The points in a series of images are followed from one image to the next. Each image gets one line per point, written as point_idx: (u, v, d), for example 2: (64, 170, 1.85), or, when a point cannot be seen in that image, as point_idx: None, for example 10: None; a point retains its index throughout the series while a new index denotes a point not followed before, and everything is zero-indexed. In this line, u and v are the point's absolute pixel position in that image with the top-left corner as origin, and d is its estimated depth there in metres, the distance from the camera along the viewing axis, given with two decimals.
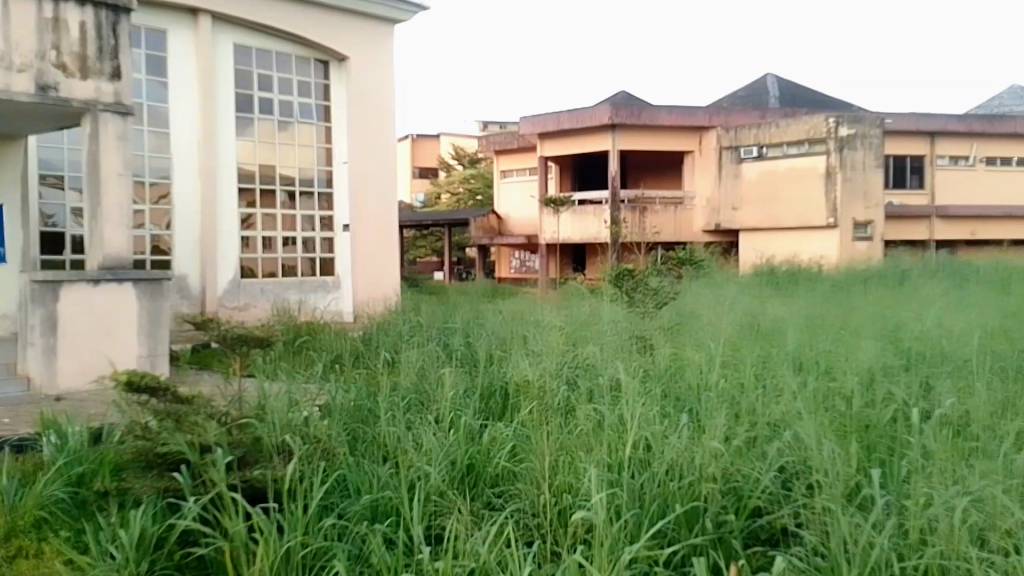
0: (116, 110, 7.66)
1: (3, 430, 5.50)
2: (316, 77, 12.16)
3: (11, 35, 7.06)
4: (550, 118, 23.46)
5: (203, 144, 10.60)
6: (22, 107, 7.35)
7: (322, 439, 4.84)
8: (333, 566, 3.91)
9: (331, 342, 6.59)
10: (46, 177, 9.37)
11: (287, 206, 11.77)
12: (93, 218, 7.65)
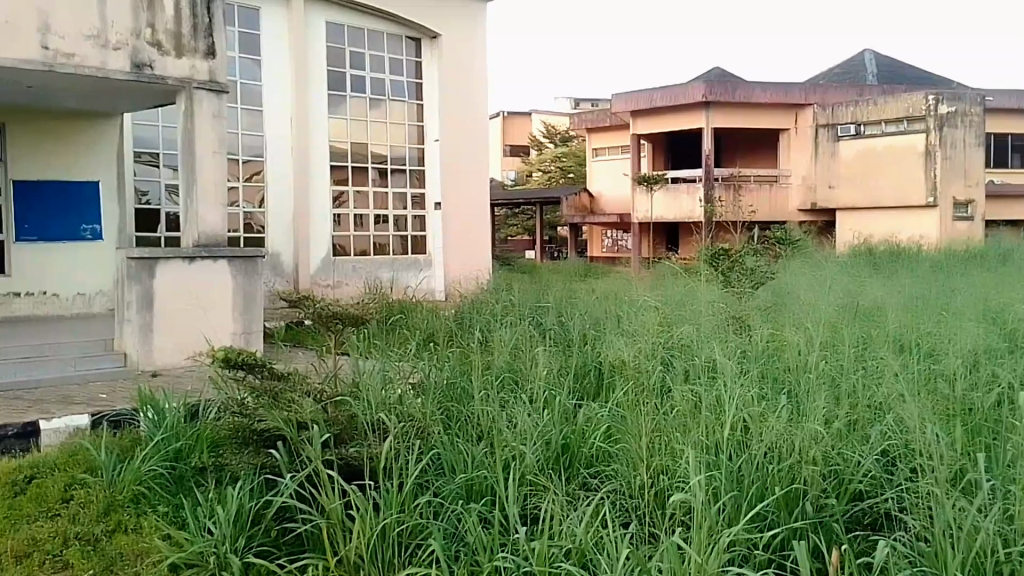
0: (211, 88, 7.78)
1: (103, 405, 5.64)
2: (406, 55, 13.10)
3: (107, 13, 7.18)
4: (642, 96, 23.35)
5: (297, 122, 11.52)
6: (121, 85, 7.53)
7: (417, 417, 4.69)
8: (430, 543, 3.77)
9: (425, 321, 6.54)
10: (141, 154, 9.99)
11: (379, 183, 12.70)
12: (189, 196, 7.70)
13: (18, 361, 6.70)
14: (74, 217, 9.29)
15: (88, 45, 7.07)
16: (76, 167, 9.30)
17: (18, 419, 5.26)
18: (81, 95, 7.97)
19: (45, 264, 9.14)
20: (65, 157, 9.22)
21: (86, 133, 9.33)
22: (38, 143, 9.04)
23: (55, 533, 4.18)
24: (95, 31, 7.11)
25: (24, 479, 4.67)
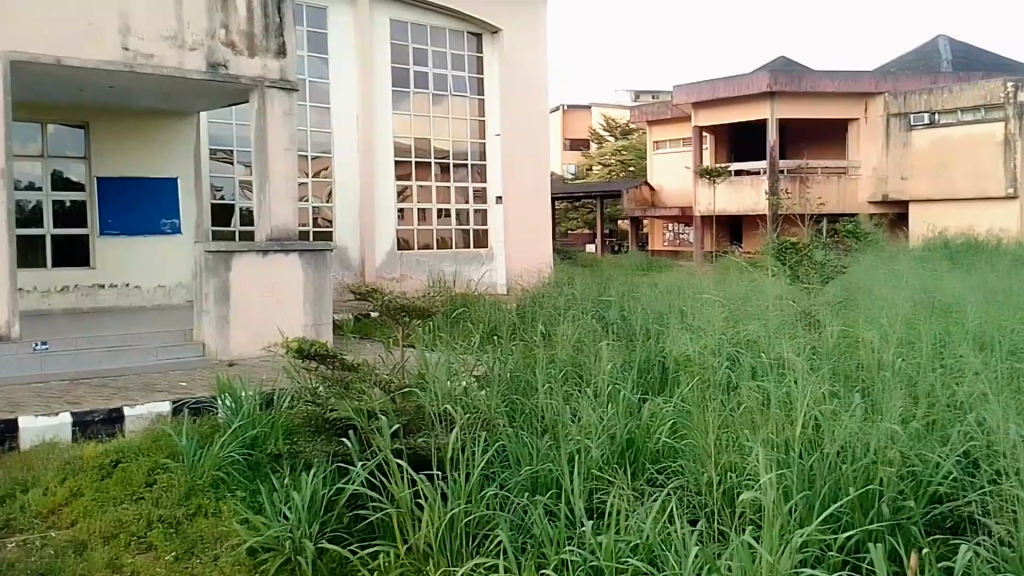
0: (282, 86, 8.01)
1: (184, 393, 5.92)
2: (469, 50, 13.27)
3: (183, 15, 7.48)
4: (704, 87, 23.02)
5: (362, 117, 11.79)
6: (196, 85, 7.84)
7: (482, 409, 4.73)
8: (496, 534, 3.80)
9: (489, 313, 6.64)
10: (216, 152, 10.66)
11: (441, 179, 12.84)
12: (263, 191, 7.95)
13: (102, 349, 7.03)
14: (154, 213, 9.65)
15: (167, 46, 7.39)
16: (154, 165, 9.67)
17: (104, 405, 5.58)
18: (157, 94, 8.30)
19: (126, 257, 9.55)
20: (144, 156, 9.59)
21: (163, 133, 9.68)
22: (118, 142, 9.41)
23: (140, 515, 4.38)
24: (172, 32, 7.42)
25: (110, 462, 4.92)
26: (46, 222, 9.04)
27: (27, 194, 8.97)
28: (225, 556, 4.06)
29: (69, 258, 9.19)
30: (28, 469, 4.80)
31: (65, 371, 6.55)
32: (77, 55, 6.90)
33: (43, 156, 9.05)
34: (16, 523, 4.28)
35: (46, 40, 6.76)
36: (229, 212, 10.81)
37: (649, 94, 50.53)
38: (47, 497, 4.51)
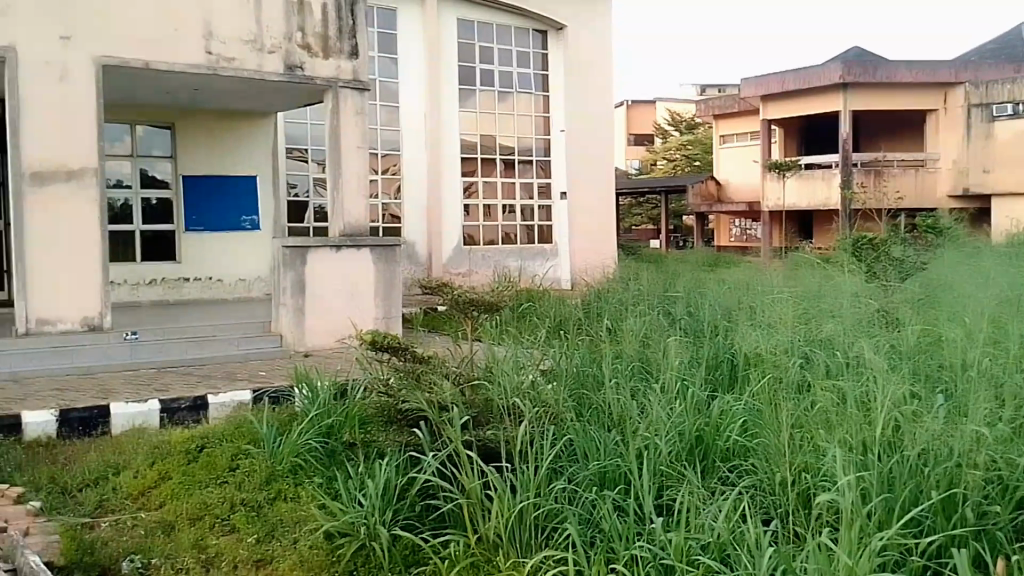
0: (355, 86, 8.20)
1: (263, 383, 6.17)
2: (534, 47, 13.55)
3: (262, 19, 7.76)
4: (773, 79, 22.66)
5: (430, 114, 12.27)
6: (274, 86, 8.14)
7: (550, 403, 4.74)
8: (566, 528, 3.83)
9: (555, 308, 6.70)
10: (292, 151, 11.11)
11: (506, 175, 13.23)
12: (336, 188, 8.13)
13: (186, 341, 7.24)
14: (235, 209, 10.15)
15: (247, 49, 7.70)
16: (235, 164, 10.13)
17: (189, 393, 5.86)
18: (237, 95, 8.61)
19: (206, 253, 10.05)
20: (224, 155, 10.04)
21: (241, 133, 10.12)
22: (200, 143, 9.89)
23: (223, 499, 4.58)
24: (252, 36, 7.72)
25: (195, 447, 5.14)
26: (136, 218, 9.62)
27: (120, 192, 9.54)
28: (304, 540, 4.21)
29: (157, 253, 9.79)
30: (122, 452, 5.09)
31: (152, 359, 6.90)
32: (164, 59, 7.28)
33: (132, 155, 9.60)
34: (110, 504, 4.55)
35: (135, 45, 7.15)
36: (301, 210, 11.17)
37: (715, 90, 49.76)
38: (137, 480, 4.76)
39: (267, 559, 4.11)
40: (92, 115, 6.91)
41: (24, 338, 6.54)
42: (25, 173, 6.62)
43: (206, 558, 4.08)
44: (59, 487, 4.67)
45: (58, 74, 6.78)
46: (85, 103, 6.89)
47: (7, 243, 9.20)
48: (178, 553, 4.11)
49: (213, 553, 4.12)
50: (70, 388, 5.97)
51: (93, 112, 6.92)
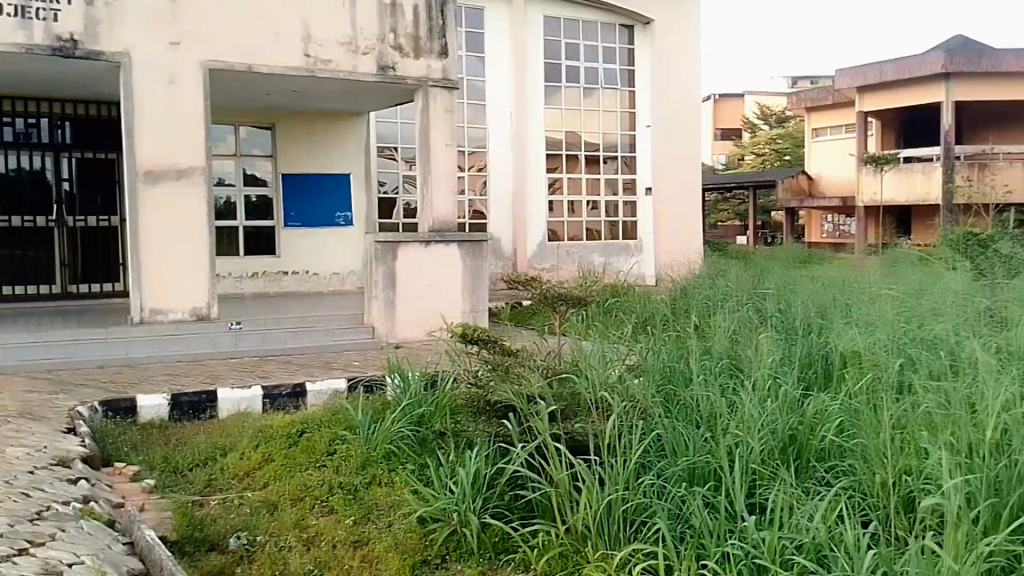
0: (445, 85, 8.38)
1: (358, 372, 6.41)
2: (621, 43, 13.60)
3: (357, 22, 8.01)
4: (869, 71, 21.92)
5: (516, 111, 12.48)
6: (368, 86, 8.40)
7: (638, 398, 4.74)
8: (655, 523, 3.82)
9: (644, 304, 6.70)
10: (384, 149, 11.50)
11: (590, 171, 13.31)
12: (426, 184, 8.34)
13: (285, 331, 7.56)
14: (329, 206, 10.53)
15: (342, 51, 7.96)
16: (330, 162, 10.51)
17: (289, 381, 6.14)
18: (333, 96, 8.91)
19: (302, 248, 10.44)
20: (320, 154, 10.43)
21: (337, 132, 10.49)
22: (298, 142, 10.32)
23: (322, 482, 4.81)
24: (347, 38, 7.97)
25: (296, 432, 5.39)
26: (238, 215, 10.10)
27: (224, 190, 10.00)
28: (398, 524, 4.38)
29: (257, 248, 10.24)
30: (228, 434, 5.43)
31: (255, 349, 7.24)
32: (265, 62, 7.63)
33: (235, 155, 10.09)
34: (218, 483, 4.83)
35: (239, 49, 7.52)
36: (390, 206, 11.49)
37: (807, 82, 48.32)
38: (242, 462, 5.06)
39: (363, 541, 4.29)
40: (200, 117, 7.31)
41: (139, 327, 6.98)
42: (138, 172, 7.03)
43: (307, 538, 4.30)
44: (171, 466, 4.98)
45: (168, 79, 7.19)
46: (193, 106, 7.29)
47: (122, 239, 9.82)
48: (280, 532, 4.34)
49: (312, 533, 4.33)
50: (182, 373, 6.36)
51: (200, 114, 7.31)
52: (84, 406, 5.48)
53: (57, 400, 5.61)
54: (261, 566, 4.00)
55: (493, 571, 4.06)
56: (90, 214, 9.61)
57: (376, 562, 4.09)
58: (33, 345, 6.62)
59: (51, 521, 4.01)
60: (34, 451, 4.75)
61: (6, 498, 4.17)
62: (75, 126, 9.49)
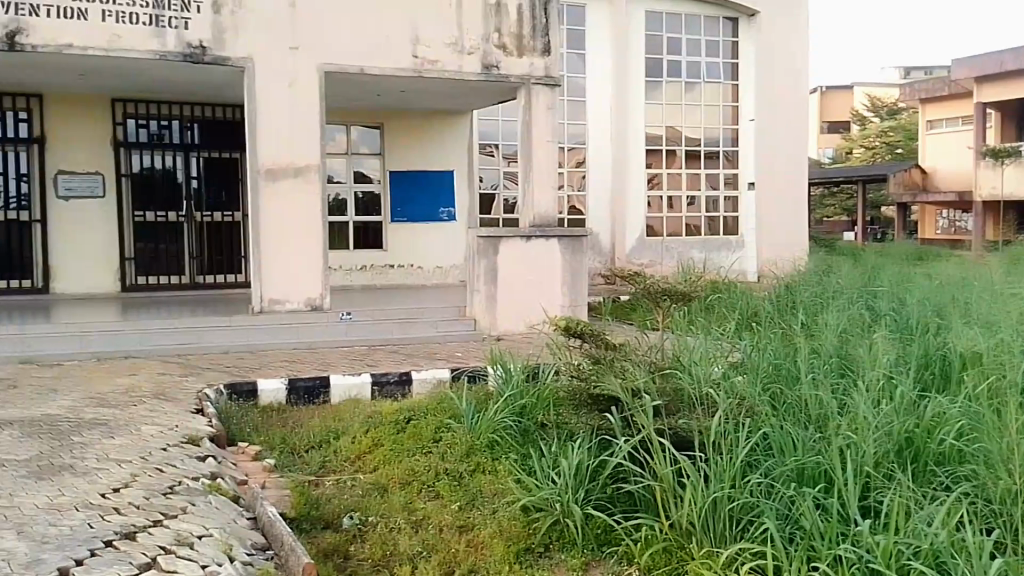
0: (547, 82, 8.48)
1: (463, 363, 6.61)
2: (724, 36, 13.91)
3: (463, 23, 8.20)
4: (989, 59, 20.72)
5: (617, 108, 13.03)
6: (474, 85, 8.59)
7: (744, 396, 4.70)
8: (763, 522, 3.78)
9: (746, 300, 6.63)
10: (486, 146, 11.92)
11: (691, 166, 13.70)
12: (527, 181, 8.48)
13: (392, 321, 7.83)
14: (434, 202, 10.85)
15: (448, 51, 8.17)
16: (435, 159, 10.85)
17: (397, 369, 6.40)
18: (439, 95, 9.17)
19: (406, 242, 10.81)
20: (427, 151, 10.77)
21: (444, 130, 10.80)
22: (405, 141, 10.66)
23: (429, 468, 5.02)
24: (453, 39, 8.17)
25: (404, 418, 5.64)
26: (348, 210, 10.56)
27: (335, 188, 10.49)
28: (503, 511, 4.53)
29: (366, 242, 10.68)
30: (341, 419, 5.71)
31: (366, 338, 7.56)
32: (376, 64, 7.92)
33: (346, 154, 10.57)
34: (331, 465, 5.10)
35: (352, 52, 7.84)
36: (491, 202, 11.87)
37: (921, 72, 46.24)
38: (354, 445, 5.33)
39: (469, 526, 4.45)
40: (313, 118, 7.66)
41: (259, 316, 7.40)
42: (260, 170, 7.44)
43: (416, 519, 4.50)
44: (289, 447, 5.29)
45: (289, 81, 7.58)
46: (310, 107, 7.66)
47: (243, 233, 10.38)
48: (391, 513, 4.55)
49: (420, 516, 4.52)
50: (297, 360, 6.71)
51: (316, 115, 7.67)
52: (211, 388, 5.86)
53: (187, 382, 6.04)
54: (373, 546, 4.21)
55: (597, 563, 4.15)
56: (215, 209, 10.20)
57: (482, 547, 4.23)
58: (164, 331, 7.09)
59: (182, 495, 4.34)
60: (166, 429, 5.14)
61: (142, 473, 4.54)
62: (201, 127, 10.08)
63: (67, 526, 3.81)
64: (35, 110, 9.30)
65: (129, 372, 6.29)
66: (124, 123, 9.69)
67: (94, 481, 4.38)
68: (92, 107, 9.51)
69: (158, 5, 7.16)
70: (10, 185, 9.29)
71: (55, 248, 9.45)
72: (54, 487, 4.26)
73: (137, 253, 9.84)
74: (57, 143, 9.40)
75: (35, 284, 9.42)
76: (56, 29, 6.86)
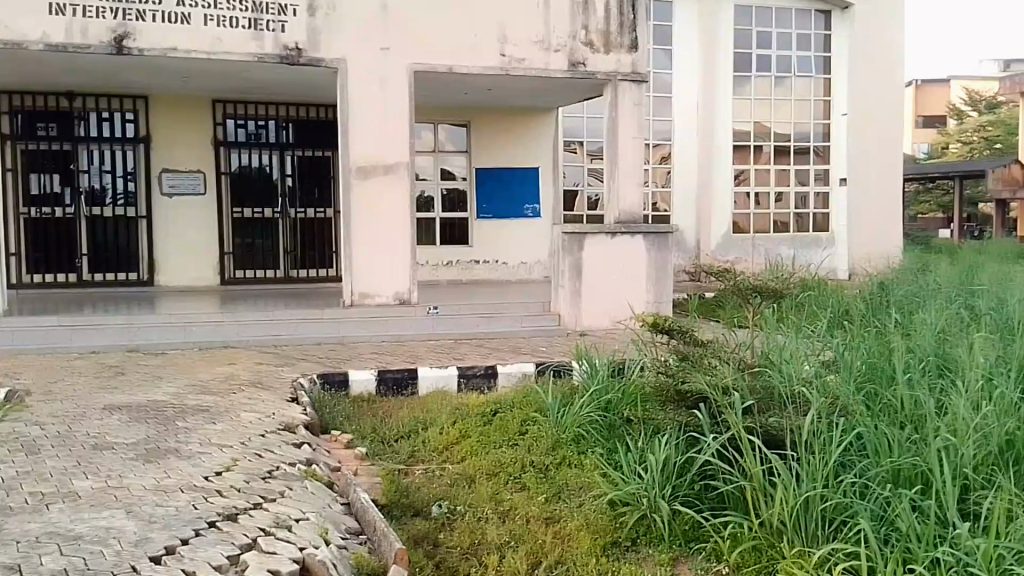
0: (634, 78, 8.48)
1: (547, 357, 6.68)
2: (817, 28, 13.81)
3: (550, 21, 8.26)
4: None
5: (704, 104, 13.29)
6: (560, 82, 8.65)
7: (837, 394, 4.61)
8: (859, 523, 3.69)
9: (836, 297, 6.54)
10: (571, 142, 12.02)
11: (779, 162, 13.80)
12: (612, 177, 8.50)
13: (477, 316, 7.96)
14: (520, 199, 11.07)
15: (535, 49, 8.25)
16: (520, 157, 11.04)
17: (482, 363, 6.52)
18: (525, 93, 9.36)
19: (490, 238, 11.05)
20: (512, 150, 11.01)
21: (530, 127, 11.01)
22: (492, 138, 10.92)
23: (516, 460, 5.11)
24: (540, 37, 8.25)
25: (490, 411, 5.78)
26: (435, 207, 10.93)
27: (421, 184, 10.87)
28: (589, 505, 4.56)
29: (452, 238, 10.99)
30: (429, 410, 5.87)
31: (451, 332, 7.71)
32: (463, 63, 8.08)
33: (434, 151, 10.92)
34: (420, 455, 5.24)
35: (439, 51, 7.99)
36: (574, 198, 12.09)
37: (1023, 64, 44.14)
38: (442, 436, 5.46)
39: (555, 518, 4.50)
40: (399, 118, 7.85)
41: (349, 309, 7.67)
42: (352, 168, 7.69)
43: (503, 510, 4.58)
44: (378, 436, 5.45)
45: (379, 83, 7.80)
46: (398, 108, 7.87)
47: (334, 229, 10.69)
48: (478, 503, 4.64)
49: (507, 507, 4.60)
50: (386, 353, 6.90)
51: (401, 115, 7.86)
52: (305, 377, 6.12)
53: (282, 372, 6.29)
54: (462, 534, 4.30)
55: (684, 559, 4.14)
56: (308, 206, 10.53)
57: (569, 539, 4.28)
58: (259, 322, 7.38)
59: (280, 480, 4.53)
60: (264, 416, 5.36)
61: (242, 458, 4.74)
62: (296, 127, 10.44)
63: (173, 507, 3.99)
64: (141, 111, 9.81)
65: (227, 361, 6.59)
66: (224, 123, 10.15)
67: (197, 464, 4.60)
68: (194, 108, 9.99)
69: (256, 9, 7.46)
70: (117, 183, 9.80)
71: (160, 242, 9.95)
72: (161, 470, 4.48)
73: (235, 249, 10.30)
74: (162, 144, 9.91)
75: (141, 276, 9.93)
76: (161, 34, 7.23)
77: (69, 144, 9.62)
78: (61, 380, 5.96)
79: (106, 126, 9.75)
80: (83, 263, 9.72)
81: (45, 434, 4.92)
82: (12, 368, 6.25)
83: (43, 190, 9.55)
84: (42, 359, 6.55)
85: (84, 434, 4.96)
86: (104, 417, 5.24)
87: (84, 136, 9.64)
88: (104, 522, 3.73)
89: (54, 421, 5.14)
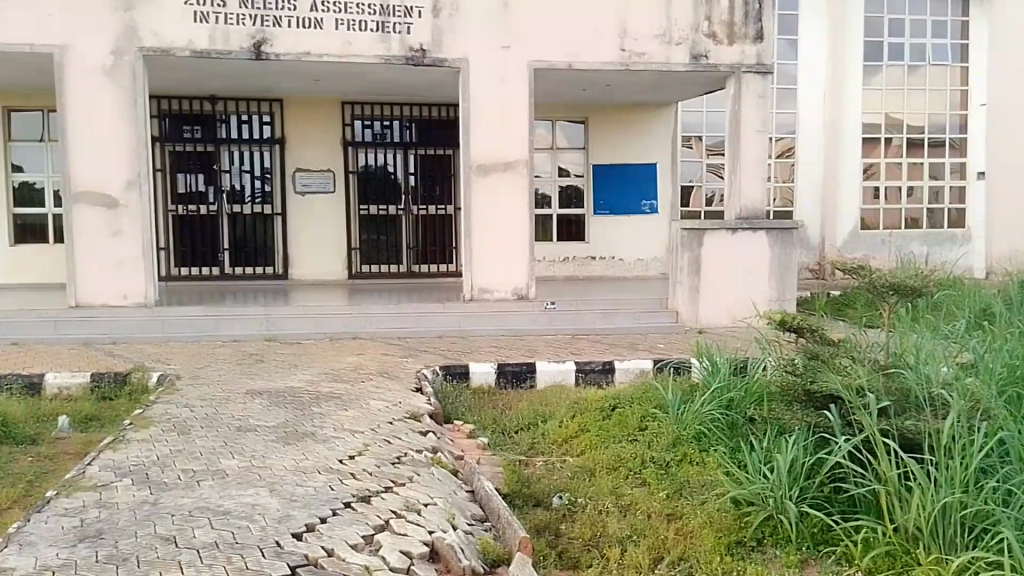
0: (759, 69, 8.35)
1: (664, 354, 6.73)
2: (953, 15, 13.27)
3: (673, 14, 8.22)
4: None
5: (829, 96, 12.95)
6: (680, 75, 8.59)
7: (978, 397, 4.41)
8: (1003, 531, 3.52)
9: (976, 297, 6.29)
10: (689, 137, 12.07)
11: (912, 155, 13.34)
12: (734, 171, 8.47)
13: (594, 311, 8.02)
14: (638, 196, 11.06)
15: (655, 43, 8.22)
16: (640, 153, 11.06)
17: (600, 358, 6.62)
18: (643, 88, 9.35)
19: (604, 235, 11.08)
20: (631, 146, 11.02)
21: (651, 123, 11.01)
22: (611, 133, 10.99)
23: (635, 456, 5.14)
24: (661, 30, 8.22)
25: (610, 406, 5.85)
26: (552, 204, 11.07)
27: (538, 182, 11.08)
28: (712, 503, 4.52)
29: (569, 234, 11.12)
30: (548, 403, 6.02)
31: (567, 327, 7.81)
32: (581, 58, 8.13)
33: (552, 148, 11.05)
34: (540, 447, 5.36)
35: (557, 48, 8.08)
36: (691, 194, 12.04)
37: None
38: (561, 430, 5.57)
39: (678, 514, 4.50)
40: (515, 114, 8.00)
41: (469, 302, 7.90)
42: (473, 165, 7.90)
43: (625, 504, 4.62)
44: (500, 428, 5.64)
45: (497, 81, 7.96)
46: (512, 105, 7.99)
47: (454, 225, 11.00)
48: (600, 496, 4.70)
49: (628, 502, 4.63)
50: (505, 347, 7.08)
51: (515, 113, 7.99)
52: (428, 368, 6.36)
53: (408, 363, 6.56)
54: (583, 525, 4.36)
55: (814, 561, 4.03)
56: (429, 203, 10.89)
57: (692, 535, 4.25)
58: (385, 315, 7.69)
59: (408, 465, 4.73)
60: (392, 405, 5.62)
61: (374, 443, 4.98)
62: (419, 127, 10.80)
63: (312, 487, 4.25)
64: (276, 114, 10.36)
65: (355, 351, 6.91)
66: (352, 124, 10.58)
67: (333, 447, 4.86)
68: (321, 109, 10.43)
69: (383, 12, 7.76)
70: (254, 183, 10.39)
71: (291, 238, 10.47)
72: (300, 452, 4.76)
73: (360, 245, 10.73)
74: (295, 145, 10.43)
75: (276, 270, 10.47)
76: (291, 37, 7.63)
77: (212, 145, 10.26)
78: (207, 366, 6.40)
79: (244, 127, 10.35)
80: (225, 258, 10.38)
81: (195, 415, 5.30)
82: (162, 354, 6.76)
83: (188, 189, 10.23)
84: (186, 346, 7.06)
85: (229, 416, 5.32)
86: (248, 401, 5.60)
87: (225, 138, 10.27)
88: (250, 499, 4.00)
89: (203, 404, 5.54)
